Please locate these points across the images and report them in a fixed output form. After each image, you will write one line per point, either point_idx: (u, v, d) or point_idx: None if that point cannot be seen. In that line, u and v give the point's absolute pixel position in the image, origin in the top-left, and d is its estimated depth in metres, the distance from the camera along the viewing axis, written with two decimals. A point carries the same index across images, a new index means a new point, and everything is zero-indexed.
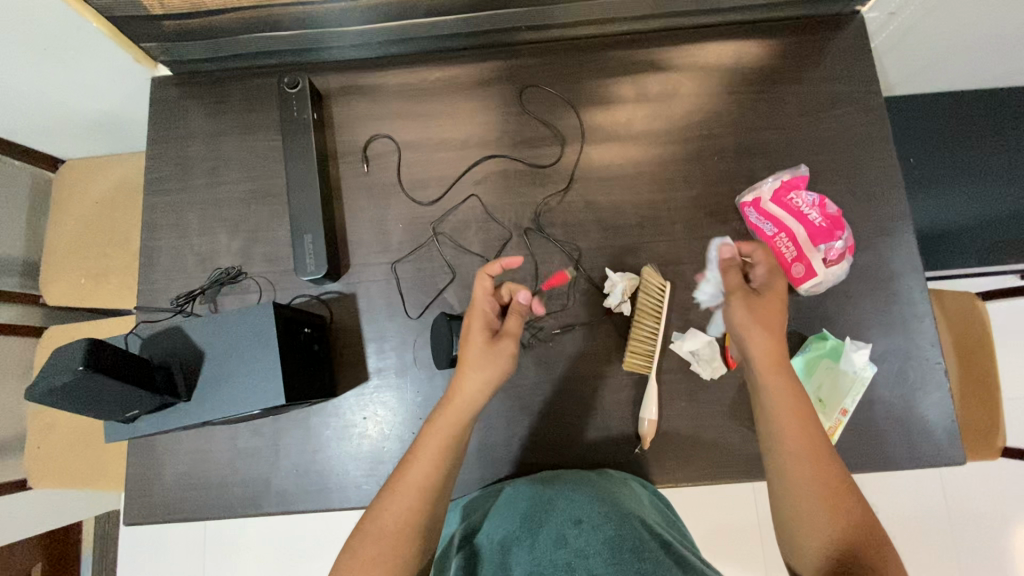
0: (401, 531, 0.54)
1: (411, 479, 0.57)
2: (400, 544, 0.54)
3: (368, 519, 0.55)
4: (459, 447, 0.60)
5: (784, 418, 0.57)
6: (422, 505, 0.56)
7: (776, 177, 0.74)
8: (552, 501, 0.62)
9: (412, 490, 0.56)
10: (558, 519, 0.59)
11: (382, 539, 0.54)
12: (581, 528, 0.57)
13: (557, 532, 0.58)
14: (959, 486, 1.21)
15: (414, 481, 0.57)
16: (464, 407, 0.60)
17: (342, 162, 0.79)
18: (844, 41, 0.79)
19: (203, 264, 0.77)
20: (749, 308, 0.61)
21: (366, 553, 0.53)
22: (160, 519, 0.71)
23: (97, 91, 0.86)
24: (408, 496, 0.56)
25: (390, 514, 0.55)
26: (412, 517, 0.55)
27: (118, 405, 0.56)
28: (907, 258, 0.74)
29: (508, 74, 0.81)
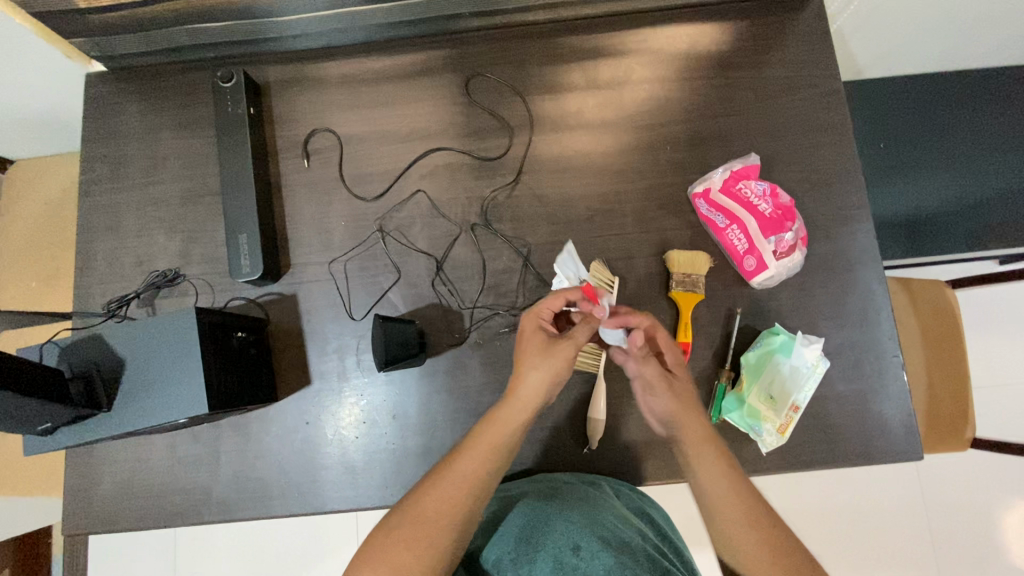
0: (442, 518, 0.53)
1: (460, 467, 0.56)
2: (435, 532, 0.52)
3: (405, 512, 0.54)
4: (513, 446, 0.59)
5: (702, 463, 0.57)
6: (467, 495, 0.55)
7: (726, 167, 0.71)
8: (549, 521, 0.59)
9: (462, 479, 0.55)
10: (554, 542, 0.57)
11: (420, 527, 0.53)
12: (576, 555, 0.55)
13: (550, 556, 0.56)
14: (934, 475, 1.20)
15: (465, 470, 0.56)
16: (524, 403, 0.60)
17: (282, 158, 0.76)
18: (801, 22, 0.76)
19: (140, 267, 0.75)
20: (668, 395, 0.62)
21: (394, 543, 0.52)
22: (99, 529, 0.69)
23: (31, 89, 0.82)
24: (455, 484, 0.55)
25: (433, 499, 0.54)
26: (457, 505, 0.54)
27: (27, 419, 0.53)
28: (865, 248, 0.71)
29: (453, 63, 0.78)
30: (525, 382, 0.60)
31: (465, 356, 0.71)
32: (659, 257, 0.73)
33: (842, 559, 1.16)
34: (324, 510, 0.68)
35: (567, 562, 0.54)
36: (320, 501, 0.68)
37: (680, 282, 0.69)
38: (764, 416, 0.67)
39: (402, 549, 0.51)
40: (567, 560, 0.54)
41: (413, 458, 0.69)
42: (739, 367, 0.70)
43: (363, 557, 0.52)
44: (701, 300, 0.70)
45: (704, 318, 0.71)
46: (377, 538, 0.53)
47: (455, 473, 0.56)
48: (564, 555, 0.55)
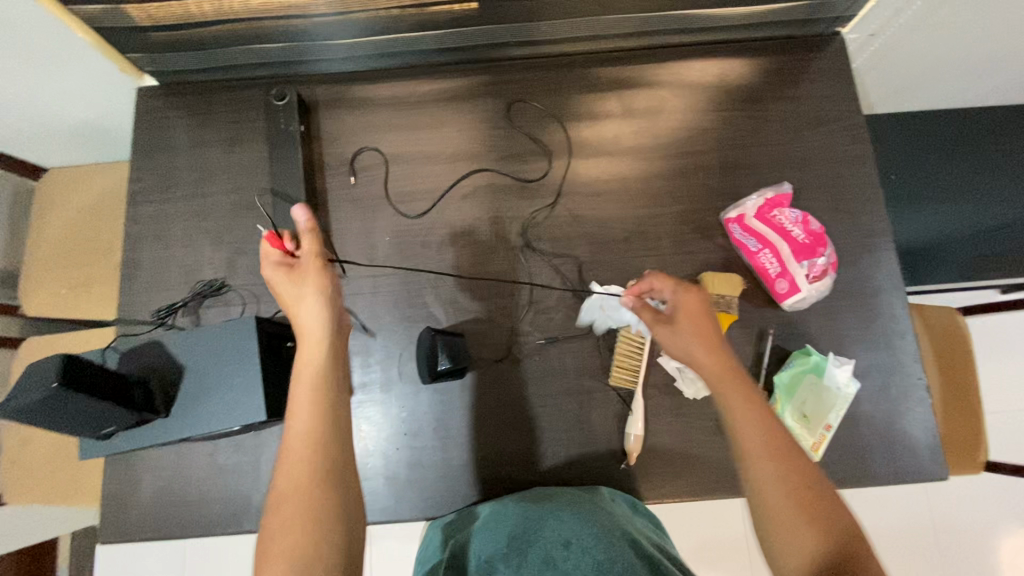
0: (305, 503, 0.49)
1: (303, 423, 0.54)
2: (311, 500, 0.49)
3: (283, 492, 0.50)
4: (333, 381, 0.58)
5: (736, 408, 0.57)
6: (312, 471, 0.51)
7: (760, 195, 0.75)
8: (541, 520, 0.62)
9: (301, 446, 0.52)
10: (546, 539, 0.59)
11: (293, 514, 0.48)
12: (567, 550, 0.57)
13: (542, 552, 0.58)
14: (942, 498, 1.21)
15: (303, 428, 0.54)
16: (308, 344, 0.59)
17: (329, 175, 0.78)
18: (826, 60, 0.81)
19: (186, 276, 0.76)
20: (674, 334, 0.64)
21: (277, 543, 0.47)
22: (135, 537, 0.69)
23: (79, 100, 0.84)
24: (299, 448, 0.52)
25: (284, 476, 0.51)
26: (305, 484, 0.50)
27: (93, 424, 0.56)
28: (888, 274, 0.75)
29: (495, 89, 0.81)
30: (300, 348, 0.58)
31: (505, 370, 0.73)
32: (694, 278, 0.75)
33: None
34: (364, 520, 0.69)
35: (557, 557, 0.57)
36: None
37: (715, 303, 0.72)
38: (799, 435, 0.69)
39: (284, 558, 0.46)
40: (558, 555, 0.57)
41: (454, 468, 0.71)
42: (772, 387, 0.72)
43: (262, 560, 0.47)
44: (734, 319, 0.72)
45: (737, 339, 0.73)
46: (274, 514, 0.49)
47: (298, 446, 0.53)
48: (555, 551, 0.58)
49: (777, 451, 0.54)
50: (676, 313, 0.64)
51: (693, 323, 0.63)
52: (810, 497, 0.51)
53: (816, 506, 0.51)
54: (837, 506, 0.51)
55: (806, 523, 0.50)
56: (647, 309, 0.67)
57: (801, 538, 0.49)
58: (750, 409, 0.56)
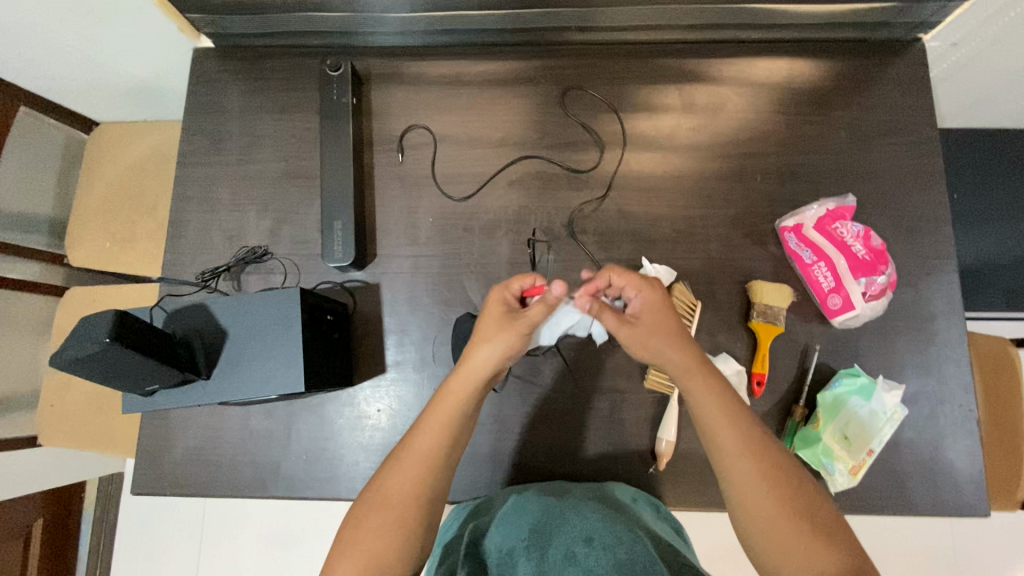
0: (406, 504, 0.55)
1: (428, 428, 0.59)
2: (402, 519, 0.55)
3: (388, 490, 0.56)
4: (471, 411, 0.61)
5: (709, 408, 0.57)
6: (424, 477, 0.57)
7: (821, 205, 0.72)
8: (562, 516, 0.61)
9: (420, 459, 0.57)
10: (566, 535, 0.58)
11: (402, 497, 0.55)
12: (587, 546, 0.55)
13: (562, 547, 0.56)
14: (967, 532, 1.18)
15: (415, 454, 0.57)
16: (472, 382, 0.60)
17: (376, 150, 0.78)
18: (902, 67, 0.76)
19: (230, 241, 0.77)
20: (633, 332, 0.61)
21: (372, 521, 0.54)
22: (166, 491, 0.71)
23: (135, 57, 0.85)
24: (413, 470, 0.57)
25: (395, 485, 0.56)
26: (415, 489, 0.56)
27: (138, 380, 0.56)
28: (948, 299, 0.71)
29: (550, 74, 0.79)
30: (474, 360, 0.60)
31: (540, 362, 0.72)
32: (741, 285, 0.73)
33: None
34: None
35: (578, 553, 0.55)
36: None
37: (761, 313, 0.70)
38: (837, 456, 0.66)
39: (373, 536, 0.53)
40: (578, 551, 0.55)
41: (479, 455, 0.71)
42: (813, 405, 0.69)
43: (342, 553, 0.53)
44: (780, 332, 0.70)
45: (781, 352, 0.71)
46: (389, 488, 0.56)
47: (404, 463, 0.57)
48: (576, 546, 0.56)
49: (753, 445, 0.55)
50: (636, 312, 0.61)
51: (655, 322, 0.60)
52: (792, 495, 0.53)
53: (795, 502, 0.53)
54: (813, 501, 0.54)
55: (791, 522, 0.52)
56: (606, 309, 0.62)
57: (792, 545, 0.51)
58: (723, 406, 0.57)
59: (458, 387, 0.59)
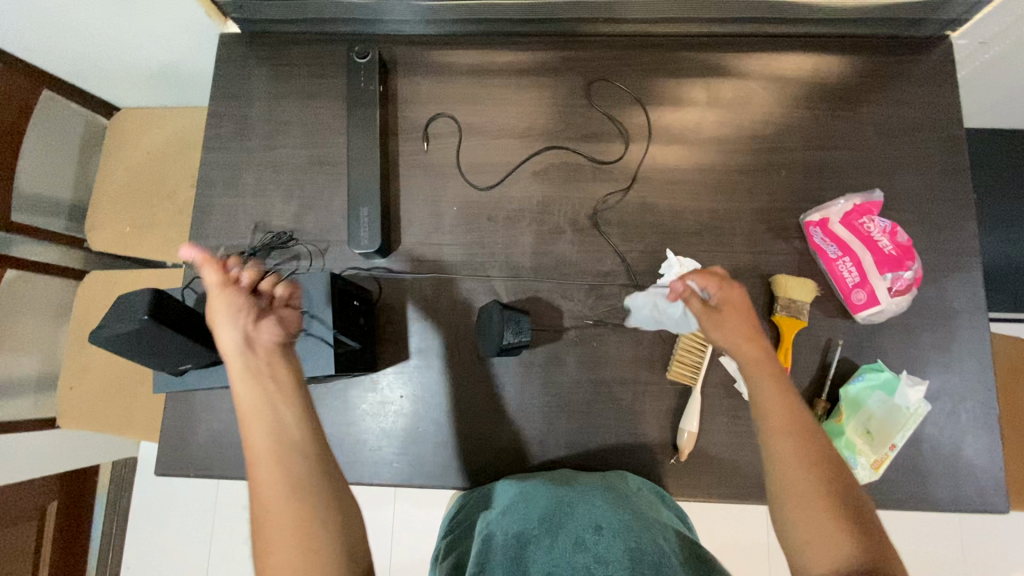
0: (286, 508, 0.49)
1: (252, 425, 0.52)
2: (291, 520, 0.48)
3: (261, 514, 0.49)
4: (290, 382, 0.55)
5: (768, 398, 0.57)
6: (282, 474, 0.50)
7: (847, 200, 0.72)
8: (571, 503, 0.61)
9: (266, 465, 0.50)
10: (576, 522, 0.59)
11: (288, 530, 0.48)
12: (598, 534, 0.57)
13: (573, 532, 0.58)
14: (978, 533, 1.18)
15: (258, 462, 0.51)
16: (237, 363, 0.54)
17: (402, 138, 0.78)
18: (930, 64, 0.76)
19: (255, 226, 0.77)
20: (721, 327, 0.61)
21: (272, 555, 0.47)
22: (190, 472, 0.71)
23: (161, 41, 0.85)
24: (268, 476, 0.50)
25: (263, 507, 0.49)
26: (283, 488, 0.49)
27: (171, 359, 0.57)
28: (971, 297, 0.71)
29: (577, 65, 0.79)
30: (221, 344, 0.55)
31: (562, 352, 0.73)
32: (765, 279, 0.73)
33: None
34: (409, 483, 0.70)
35: (588, 540, 0.57)
36: (407, 472, 0.70)
37: (786, 307, 0.70)
38: (860, 450, 0.66)
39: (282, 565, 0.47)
40: (589, 538, 0.57)
41: (500, 444, 0.71)
42: (835, 400, 0.69)
43: None
44: (804, 326, 0.70)
45: (804, 346, 0.71)
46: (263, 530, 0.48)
47: (258, 483, 0.50)
48: (586, 534, 0.58)
49: (803, 433, 0.55)
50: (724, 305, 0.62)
51: (743, 319, 0.61)
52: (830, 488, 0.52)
53: (838, 497, 0.51)
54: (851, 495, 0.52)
55: (836, 517, 0.50)
56: (695, 298, 0.63)
57: (823, 530, 0.50)
58: (784, 397, 0.57)
59: (240, 383, 0.54)
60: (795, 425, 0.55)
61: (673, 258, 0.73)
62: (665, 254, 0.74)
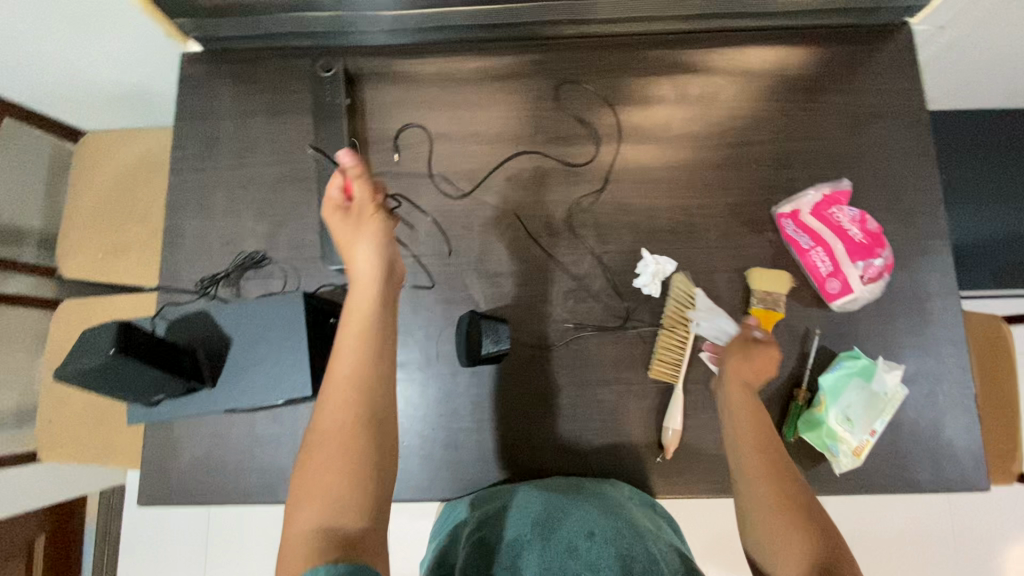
0: (347, 432, 0.52)
1: (342, 349, 0.56)
2: (347, 447, 0.51)
3: (322, 429, 0.53)
4: (386, 330, 0.59)
5: (736, 401, 0.62)
6: (353, 404, 0.54)
7: (817, 191, 0.73)
8: (563, 510, 0.61)
9: (344, 382, 0.54)
10: (568, 529, 0.59)
11: (335, 473, 0.50)
12: (590, 540, 0.57)
13: (565, 538, 0.58)
14: (966, 509, 1.20)
15: (338, 377, 0.55)
16: (362, 285, 0.60)
17: (372, 150, 0.77)
18: (892, 51, 0.77)
19: (227, 246, 0.76)
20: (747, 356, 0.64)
21: (318, 465, 0.51)
22: (173, 500, 0.70)
23: (122, 63, 0.84)
24: (340, 392, 0.54)
25: (328, 416, 0.53)
26: (351, 418, 0.53)
27: (142, 390, 0.56)
28: (943, 279, 0.72)
29: (544, 68, 0.79)
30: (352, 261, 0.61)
31: (544, 357, 0.73)
32: (741, 273, 0.73)
33: None
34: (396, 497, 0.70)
35: (580, 546, 0.57)
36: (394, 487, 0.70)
37: (761, 300, 0.71)
38: (841, 438, 0.67)
39: (321, 480, 0.50)
40: (580, 546, 0.57)
41: (487, 452, 0.71)
42: (815, 389, 0.70)
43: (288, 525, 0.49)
44: (780, 318, 0.71)
45: (782, 338, 0.71)
46: (314, 455, 0.51)
47: (333, 391, 0.54)
48: (578, 540, 0.57)
49: (761, 436, 0.59)
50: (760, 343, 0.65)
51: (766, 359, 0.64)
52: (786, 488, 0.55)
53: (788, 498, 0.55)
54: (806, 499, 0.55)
55: (786, 514, 0.53)
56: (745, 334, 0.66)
57: (774, 526, 0.53)
58: (750, 403, 0.61)
59: (355, 300, 0.59)
60: (762, 429, 0.59)
61: (650, 257, 0.73)
62: (642, 255, 0.74)
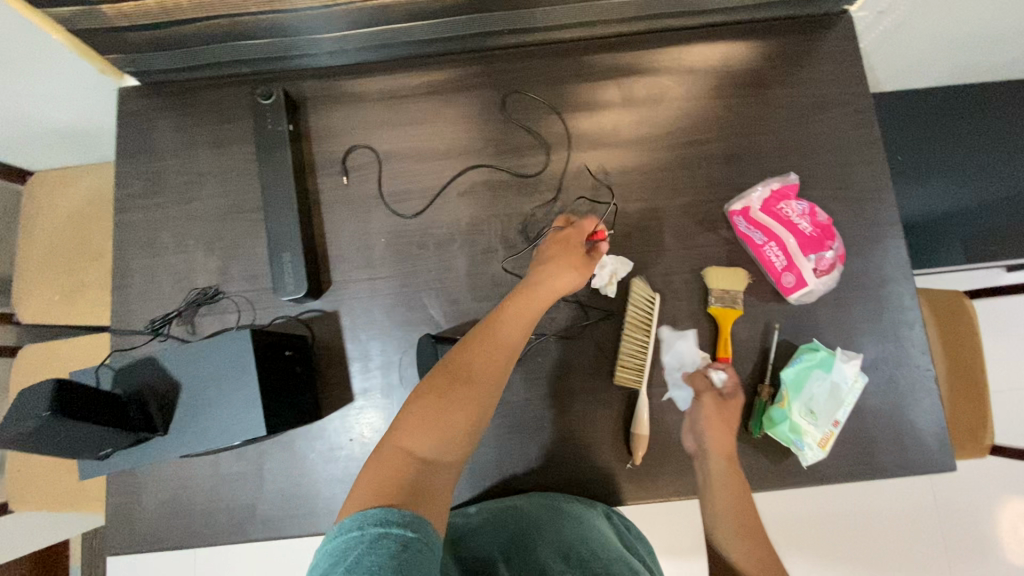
0: (486, 386, 0.55)
1: (517, 318, 0.60)
2: (478, 402, 0.54)
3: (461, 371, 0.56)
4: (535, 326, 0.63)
5: (714, 423, 0.67)
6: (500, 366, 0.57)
7: (766, 186, 0.73)
8: (538, 531, 0.63)
9: (508, 342, 0.58)
10: (544, 549, 0.62)
11: (440, 424, 0.52)
12: (564, 562, 0.60)
13: (541, 559, 0.61)
14: (945, 482, 1.22)
15: (502, 341, 0.58)
16: (551, 293, 0.63)
17: (320, 175, 0.76)
18: (833, 40, 0.77)
19: (179, 284, 0.75)
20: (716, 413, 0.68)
21: (440, 399, 0.54)
22: (141, 547, 0.69)
23: (58, 102, 0.82)
24: (494, 352, 0.57)
25: (479, 363, 0.56)
26: (491, 375, 0.56)
27: (89, 445, 0.56)
28: (897, 264, 0.73)
29: (489, 80, 0.78)
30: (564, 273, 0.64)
31: (508, 372, 0.72)
32: (699, 273, 0.74)
33: (856, 566, 1.17)
34: None
35: (554, 568, 0.59)
36: None
37: (719, 298, 0.71)
38: (805, 432, 0.67)
39: (444, 413, 0.53)
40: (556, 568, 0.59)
41: (458, 472, 0.71)
42: (778, 383, 0.71)
43: (397, 433, 0.51)
44: (740, 315, 0.71)
45: (743, 334, 0.72)
46: (420, 401, 0.54)
47: (490, 342, 0.58)
48: (553, 562, 0.60)
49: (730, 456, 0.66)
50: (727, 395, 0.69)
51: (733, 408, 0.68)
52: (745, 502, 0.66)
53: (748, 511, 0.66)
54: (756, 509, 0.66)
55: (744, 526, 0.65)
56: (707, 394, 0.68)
57: (733, 536, 0.65)
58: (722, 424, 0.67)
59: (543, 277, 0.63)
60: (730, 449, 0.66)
61: (608, 257, 0.73)
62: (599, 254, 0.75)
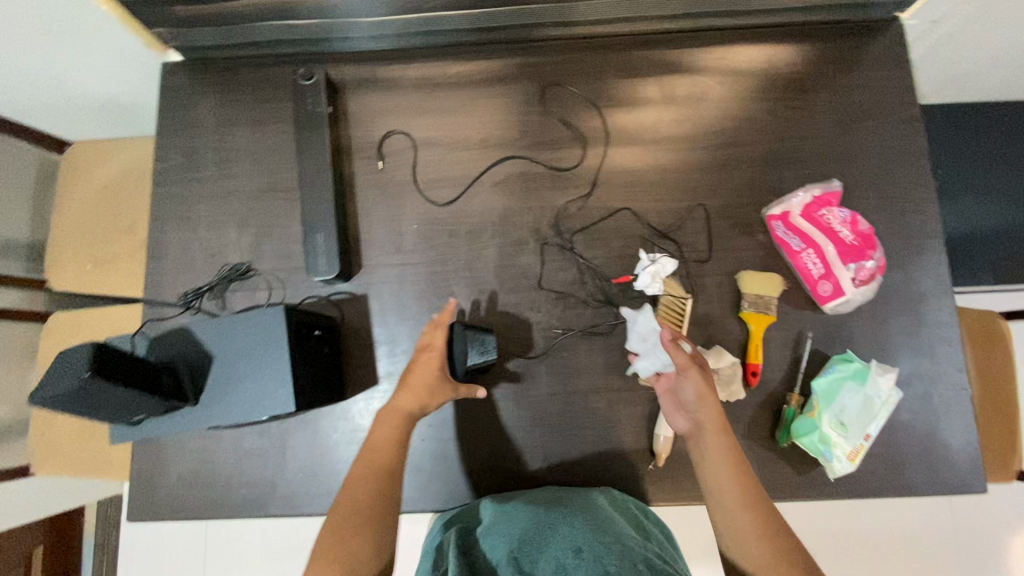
0: (373, 498, 0.59)
1: (387, 421, 0.64)
2: (372, 512, 0.58)
3: (350, 495, 0.59)
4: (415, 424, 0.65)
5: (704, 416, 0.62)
6: (382, 475, 0.61)
7: (807, 192, 0.72)
8: (552, 527, 0.60)
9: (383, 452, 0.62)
10: (556, 546, 0.57)
11: (336, 549, 0.56)
12: (577, 558, 0.55)
13: (553, 558, 0.56)
14: (964, 507, 1.19)
15: (377, 452, 0.62)
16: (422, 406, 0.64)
17: (356, 159, 0.76)
18: (883, 47, 0.75)
19: (212, 259, 0.75)
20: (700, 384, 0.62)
21: (342, 521, 0.57)
22: (162, 517, 0.70)
23: (102, 74, 0.83)
24: (372, 464, 0.61)
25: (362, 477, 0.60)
26: (375, 479, 0.60)
27: (123, 410, 0.57)
28: (937, 279, 0.71)
29: (529, 72, 0.77)
30: (416, 381, 0.65)
31: (532, 365, 0.72)
32: (732, 277, 0.72)
33: None
34: None
35: (568, 564, 0.55)
36: None
37: (753, 303, 0.70)
38: (835, 443, 0.66)
39: (351, 534, 0.57)
40: (569, 563, 0.54)
41: (477, 462, 0.71)
42: (809, 393, 0.69)
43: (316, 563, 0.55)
44: (773, 321, 0.70)
45: (774, 341, 0.71)
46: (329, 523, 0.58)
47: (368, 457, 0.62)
48: (566, 558, 0.55)
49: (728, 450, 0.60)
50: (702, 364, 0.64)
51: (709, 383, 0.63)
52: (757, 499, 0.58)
53: (761, 507, 0.58)
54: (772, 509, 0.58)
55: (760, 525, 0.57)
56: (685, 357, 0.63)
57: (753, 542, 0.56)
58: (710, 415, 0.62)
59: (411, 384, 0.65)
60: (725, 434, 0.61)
61: (649, 258, 0.72)
62: (638, 256, 0.73)
